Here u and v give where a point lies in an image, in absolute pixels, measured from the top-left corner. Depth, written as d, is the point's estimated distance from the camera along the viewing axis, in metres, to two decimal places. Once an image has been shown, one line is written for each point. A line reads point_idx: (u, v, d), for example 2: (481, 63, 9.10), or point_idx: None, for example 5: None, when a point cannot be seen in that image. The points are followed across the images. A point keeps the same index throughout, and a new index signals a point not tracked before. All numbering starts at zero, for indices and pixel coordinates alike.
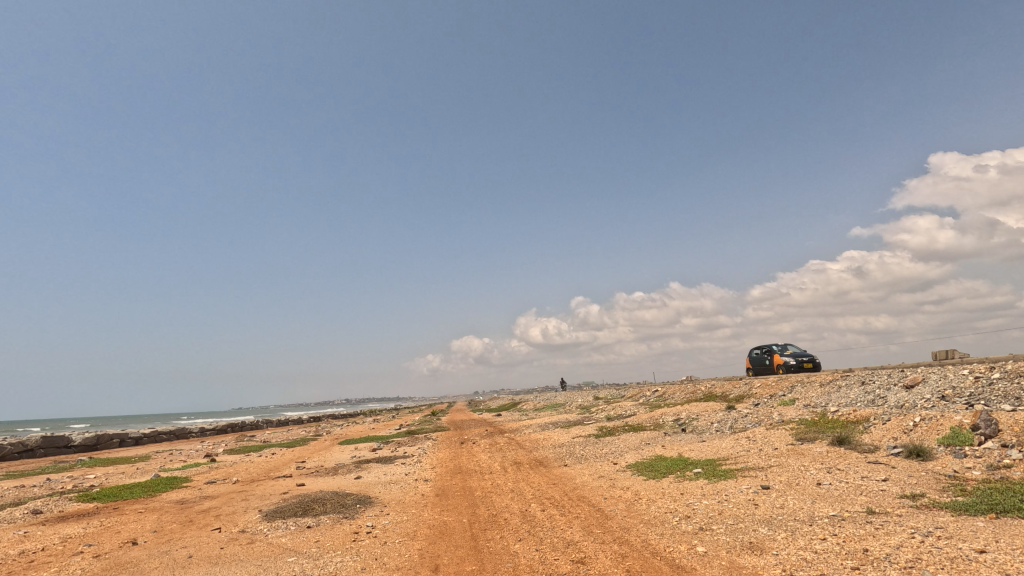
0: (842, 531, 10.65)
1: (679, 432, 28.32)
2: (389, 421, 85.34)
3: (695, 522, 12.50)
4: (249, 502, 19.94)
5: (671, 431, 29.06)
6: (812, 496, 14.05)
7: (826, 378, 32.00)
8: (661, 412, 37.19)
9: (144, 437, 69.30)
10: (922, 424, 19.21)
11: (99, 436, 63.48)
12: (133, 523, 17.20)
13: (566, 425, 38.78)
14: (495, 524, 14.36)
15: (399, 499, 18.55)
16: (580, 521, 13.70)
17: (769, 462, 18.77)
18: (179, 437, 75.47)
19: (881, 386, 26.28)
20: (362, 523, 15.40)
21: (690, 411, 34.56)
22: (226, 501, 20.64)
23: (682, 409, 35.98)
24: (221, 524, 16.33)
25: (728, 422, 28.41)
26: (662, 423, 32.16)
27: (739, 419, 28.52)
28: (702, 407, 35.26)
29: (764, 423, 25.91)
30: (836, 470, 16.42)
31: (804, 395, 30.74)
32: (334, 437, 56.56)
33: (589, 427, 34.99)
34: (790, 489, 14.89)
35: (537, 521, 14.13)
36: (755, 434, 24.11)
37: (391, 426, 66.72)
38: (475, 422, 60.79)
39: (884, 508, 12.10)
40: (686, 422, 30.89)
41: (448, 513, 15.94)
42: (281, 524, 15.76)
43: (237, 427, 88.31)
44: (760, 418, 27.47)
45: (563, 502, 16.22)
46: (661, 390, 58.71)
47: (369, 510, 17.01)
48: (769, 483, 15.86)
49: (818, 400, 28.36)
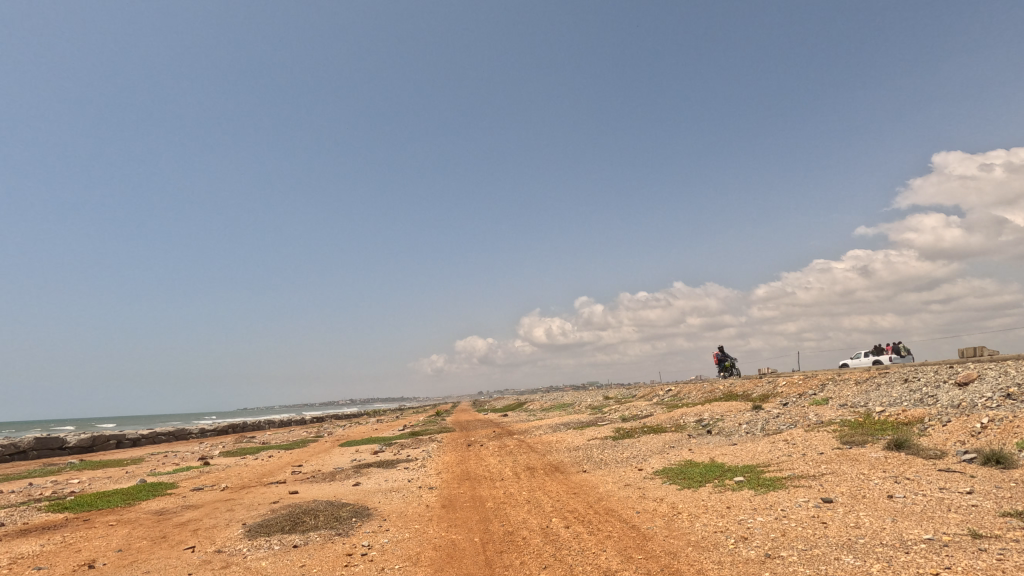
0: (955, 564, 8.44)
1: (705, 434, 26.18)
2: (393, 421, 83.35)
3: (758, 547, 10.34)
4: (234, 514, 17.85)
5: (695, 433, 26.91)
6: (889, 512, 11.84)
7: (861, 375, 29.67)
8: (681, 411, 34.99)
9: (142, 437, 67.43)
10: (992, 426, 16.92)
11: (95, 437, 61.68)
12: (99, 539, 15.19)
13: (579, 426, 36.56)
14: (512, 545, 12.19)
15: (400, 512, 16.42)
16: (614, 542, 11.57)
17: (819, 469, 16.56)
18: (180, 439, 73.74)
19: (928, 383, 23.98)
20: (357, 541, 13.30)
21: (713, 411, 32.33)
22: (208, 512, 18.57)
23: (705, 409, 33.72)
24: (196, 543, 14.25)
25: (758, 423, 26.17)
26: (684, 424, 29.99)
27: (771, 420, 26.27)
28: (726, 407, 33.03)
29: (801, 424, 23.66)
30: (906, 480, 14.17)
31: (838, 393, 28.49)
32: (335, 438, 54.55)
33: (605, 428, 32.78)
34: (859, 503, 12.67)
35: (562, 541, 12.00)
36: (794, 437, 21.84)
37: (395, 427, 64.56)
38: (482, 422, 58.62)
39: (992, 531, 9.87)
40: (711, 423, 28.69)
41: (456, 530, 13.77)
42: (263, 543, 13.68)
43: (239, 428, 86.35)
44: (794, 419, 25.22)
45: (589, 517, 14.04)
46: (675, 388, 56.38)
47: (366, 525, 14.90)
48: (829, 494, 13.65)
49: (857, 399, 26.02)
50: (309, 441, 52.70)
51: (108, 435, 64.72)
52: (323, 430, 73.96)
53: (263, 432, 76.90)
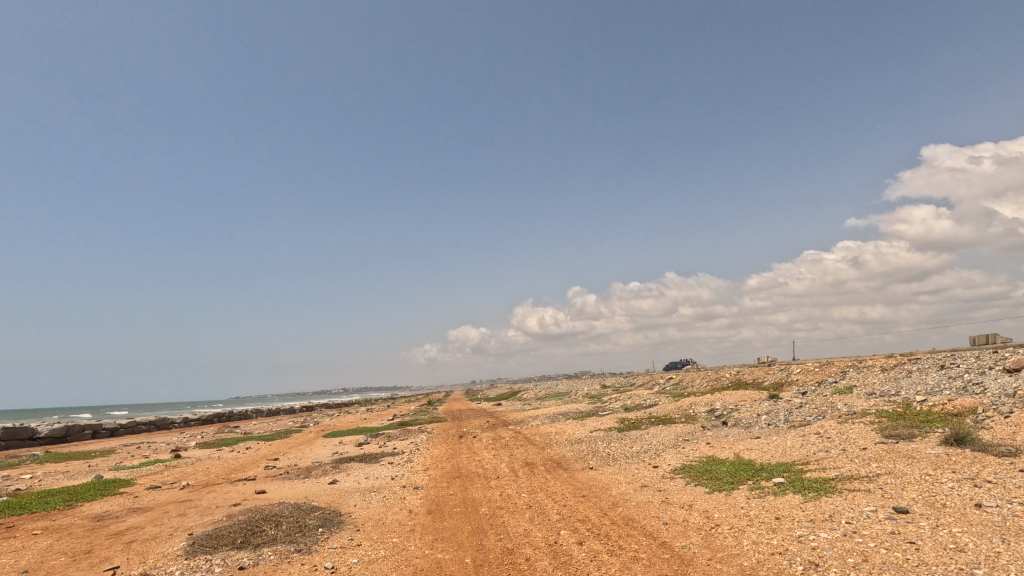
0: None
1: (721, 426, 23.83)
2: (385, 410, 80.88)
3: None
4: (183, 521, 15.18)
5: (710, 424, 24.57)
6: (992, 528, 9.32)
7: (888, 362, 27.26)
8: (690, 400, 32.62)
9: (121, 427, 64.36)
10: None
11: (68, 427, 58.64)
12: (9, 555, 12.48)
13: (579, 417, 34.16)
14: (513, 570, 9.58)
15: (377, 519, 13.82)
16: (645, 569, 9.00)
17: (871, 468, 14.10)
18: (162, 429, 70.82)
19: (971, 370, 21.63)
20: (318, 562, 10.68)
21: (725, 400, 29.87)
22: (154, 519, 15.89)
23: (715, 398, 31.38)
24: (122, 562, 11.56)
25: (780, 414, 23.76)
26: (694, 415, 27.64)
27: (793, 410, 23.88)
28: (739, 395, 30.58)
29: (830, 415, 21.29)
30: (989, 484, 11.66)
31: (863, 381, 26.21)
32: (321, 429, 51.86)
33: (609, 419, 30.40)
34: (945, 515, 10.17)
35: (577, 566, 9.42)
36: (827, 429, 19.40)
37: (384, 417, 61.82)
38: (475, 412, 55.99)
39: None
40: (725, 414, 26.22)
41: (443, 547, 11.17)
42: (204, 563, 11.03)
43: (224, 417, 83.26)
44: (820, 409, 22.84)
45: (606, 530, 11.48)
46: (677, 377, 54.17)
47: (334, 539, 12.24)
48: (900, 502, 11.16)
49: (888, 388, 23.62)
50: (292, 432, 49.96)
51: (83, 425, 61.68)
52: (310, 419, 71.16)
53: (248, 421, 74.06)
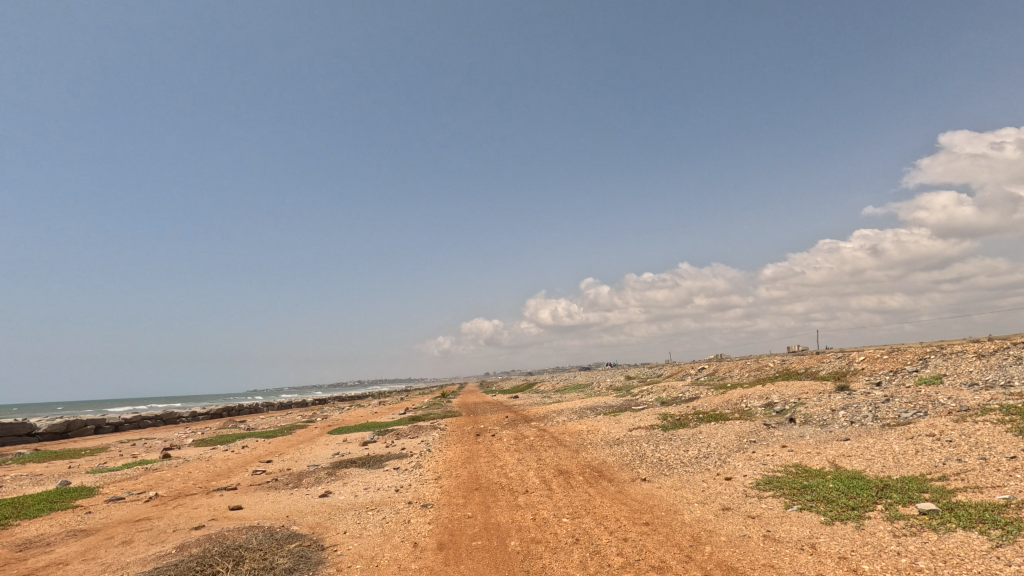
0: None
1: (789, 426, 19.91)
2: (396, 403, 77.67)
3: None
4: (121, 555, 11.68)
5: (775, 423, 20.65)
6: None
7: (982, 348, 23.00)
8: (738, 393, 28.64)
9: (124, 422, 61.80)
10: None
11: (69, 423, 56.25)
12: None
13: (610, 412, 30.40)
14: None
15: (370, 559, 10.13)
16: None
17: None
18: (167, 424, 68.32)
19: None
20: None
21: (782, 393, 25.80)
22: (89, 549, 12.42)
23: (769, 390, 27.35)
24: None
25: (862, 410, 19.71)
26: (750, 410, 23.71)
27: (877, 405, 19.84)
28: (798, 387, 26.52)
29: (934, 412, 17.21)
30: None
31: (956, 370, 21.96)
32: (327, 424, 48.64)
33: (646, 415, 26.64)
34: None
35: None
36: (942, 428, 15.37)
37: (394, 412, 58.62)
38: (490, 406, 52.43)
39: None
40: (789, 410, 22.29)
41: None
42: None
43: (234, 411, 80.85)
44: (915, 403, 18.76)
45: None
46: (710, 367, 50.03)
47: None
48: None
49: (994, 378, 19.49)
50: (297, 427, 46.93)
51: (86, 420, 59.38)
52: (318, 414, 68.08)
53: (256, 415, 71.39)
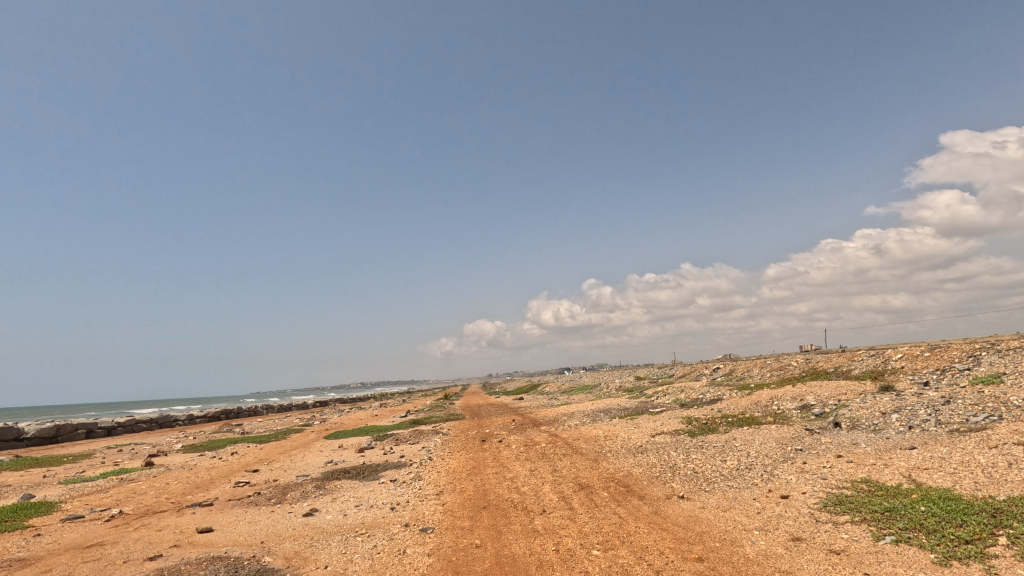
0: None
1: (837, 431, 17.64)
2: (399, 406, 75.59)
3: None
4: None
5: (819, 429, 18.37)
6: None
7: None
8: (765, 394, 26.40)
9: (117, 425, 59.84)
10: None
11: (60, 427, 54.38)
12: None
13: (627, 415, 28.18)
14: None
15: None
16: None
17: None
18: (161, 427, 66.20)
19: None
20: None
21: (818, 394, 23.49)
22: None
23: (801, 391, 25.07)
24: None
25: (918, 413, 17.43)
26: (785, 414, 21.45)
27: (936, 408, 17.56)
28: (834, 388, 24.26)
29: (1011, 416, 14.92)
30: None
31: (1018, 368, 19.64)
32: (324, 428, 46.49)
33: (668, 419, 24.39)
34: None
35: None
36: None
37: (395, 415, 56.45)
38: (494, 409, 50.08)
39: None
40: (831, 414, 20.04)
41: None
42: None
43: (231, 414, 78.82)
44: (983, 406, 16.48)
45: None
46: (727, 367, 47.68)
47: None
48: None
49: None
50: (293, 431, 44.75)
51: (77, 424, 57.42)
52: (318, 417, 66.23)
53: (254, 419, 69.25)
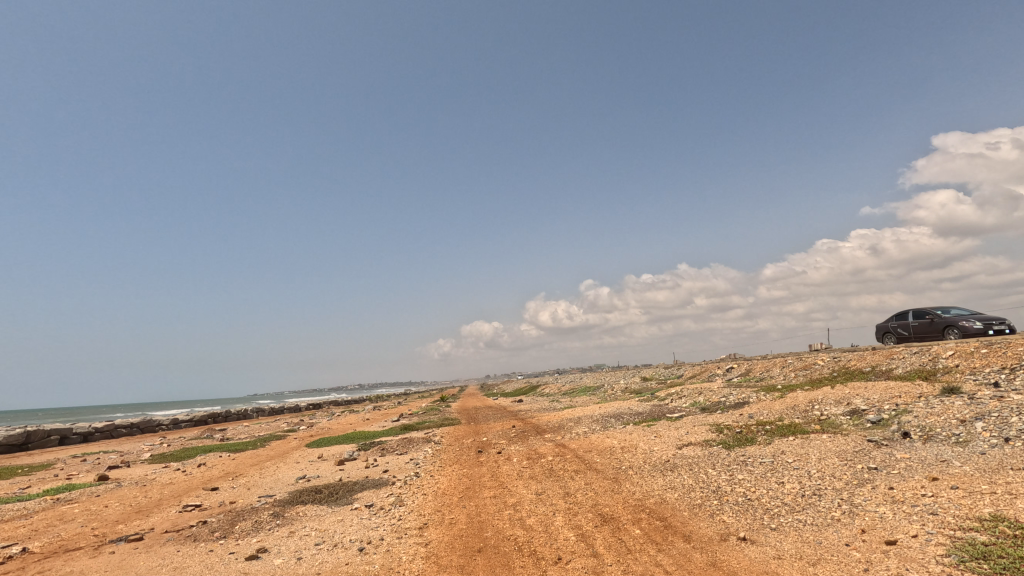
0: None
1: (912, 444, 14.39)
2: (393, 409, 72.28)
3: None
4: None
5: (886, 440, 15.14)
6: None
7: None
8: (800, 397, 23.17)
9: (95, 432, 56.51)
10: None
11: (32, 433, 51.06)
12: None
13: (642, 421, 24.92)
14: None
15: None
16: None
17: None
18: (142, 433, 62.70)
19: None
20: None
21: (866, 398, 20.28)
22: None
23: (844, 393, 21.85)
24: None
25: (1011, 421, 14.25)
26: (834, 421, 18.21)
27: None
28: (883, 389, 21.08)
29: None
30: None
31: None
32: (309, 434, 43.09)
33: (693, 426, 21.16)
34: None
35: None
36: None
37: (386, 419, 52.91)
38: (493, 412, 46.73)
39: None
40: (894, 422, 16.81)
41: None
42: None
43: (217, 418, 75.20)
44: None
45: None
46: (741, 367, 44.39)
47: None
48: None
49: None
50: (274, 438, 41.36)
51: (50, 431, 54.09)
52: (307, 420, 62.91)
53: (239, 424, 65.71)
